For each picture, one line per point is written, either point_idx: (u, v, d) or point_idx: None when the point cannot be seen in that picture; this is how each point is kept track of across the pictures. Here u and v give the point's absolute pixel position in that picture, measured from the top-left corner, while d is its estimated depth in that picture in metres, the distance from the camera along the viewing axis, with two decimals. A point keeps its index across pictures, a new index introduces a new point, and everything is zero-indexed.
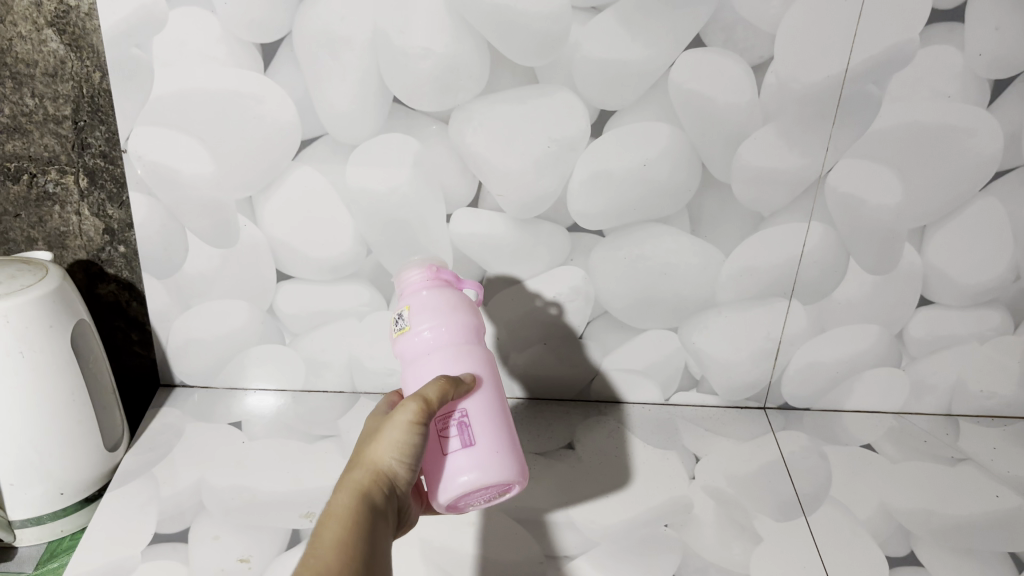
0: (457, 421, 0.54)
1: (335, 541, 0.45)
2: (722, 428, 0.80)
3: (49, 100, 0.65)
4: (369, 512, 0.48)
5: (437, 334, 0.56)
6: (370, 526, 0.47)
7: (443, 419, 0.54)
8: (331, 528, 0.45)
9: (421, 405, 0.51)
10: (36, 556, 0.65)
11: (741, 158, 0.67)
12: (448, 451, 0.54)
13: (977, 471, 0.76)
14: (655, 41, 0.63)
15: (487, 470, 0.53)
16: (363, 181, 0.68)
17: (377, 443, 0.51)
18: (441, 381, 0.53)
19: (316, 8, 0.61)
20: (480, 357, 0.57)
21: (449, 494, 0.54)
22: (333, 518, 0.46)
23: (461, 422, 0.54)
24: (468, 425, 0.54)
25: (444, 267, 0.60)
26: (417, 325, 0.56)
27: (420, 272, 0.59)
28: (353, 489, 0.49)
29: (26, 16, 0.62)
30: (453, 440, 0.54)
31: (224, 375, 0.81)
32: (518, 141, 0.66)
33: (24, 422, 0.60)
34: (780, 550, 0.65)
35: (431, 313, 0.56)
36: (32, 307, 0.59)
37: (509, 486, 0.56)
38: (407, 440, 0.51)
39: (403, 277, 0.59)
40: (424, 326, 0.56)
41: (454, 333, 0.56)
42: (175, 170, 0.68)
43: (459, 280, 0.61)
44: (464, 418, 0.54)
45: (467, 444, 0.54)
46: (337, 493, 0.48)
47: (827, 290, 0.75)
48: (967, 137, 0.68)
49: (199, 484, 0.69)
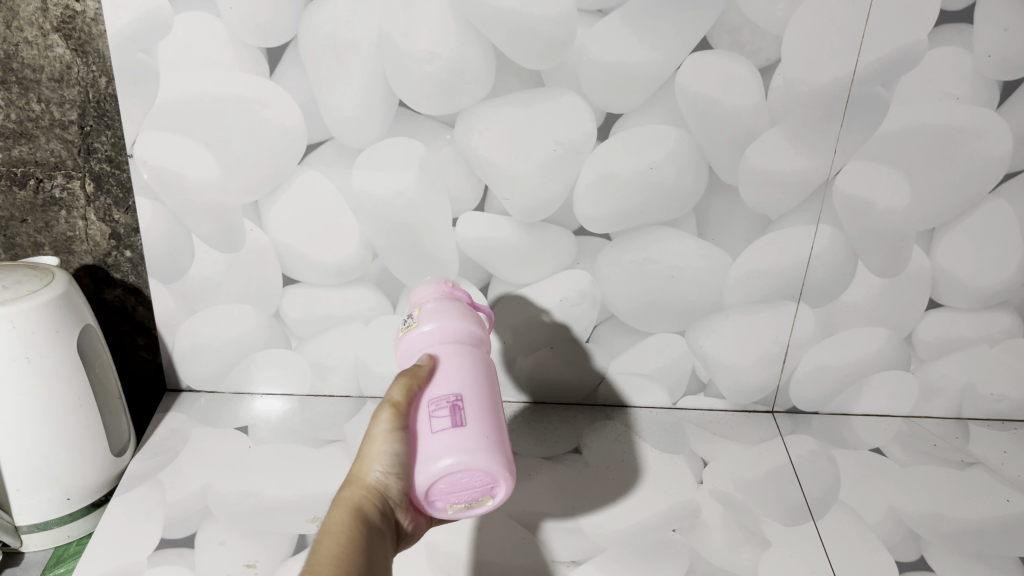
0: (449, 401, 0.52)
1: (331, 558, 0.44)
2: (729, 432, 0.80)
3: (55, 105, 0.65)
4: (363, 529, 0.48)
5: (438, 333, 0.56)
6: (365, 541, 0.47)
7: (434, 400, 0.52)
8: (326, 547, 0.45)
9: (393, 411, 0.52)
10: (42, 561, 0.65)
11: (749, 161, 0.67)
12: (433, 430, 0.51)
13: (987, 475, 0.75)
14: (661, 43, 0.62)
15: (472, 452, 0.49)
16: (369, 186, 0.68)
17: (363, 460, 0.51)
18: (404, 377, 0.53)
19: (322, 13, 0.61)
20: (479, 360, 0.56)
21: (425, 477, 0.50)
22: (328, 538, 0.46)
23: (453, 405, 0.52)
24: (461, 408, 0.52)
25: (450, 283, 0.62)
26: (424, 322, 0.57)
27: (435, 287, 0.61)
28: (345, 507, 0.49)
29: (32, 21, 0.62)
30: (440, 420, 0.51)
31: (231, 380, 0.81)
32: (524, 145, 0.66)
33: (32, 426, 0.61)
34: (789, 555, 0.64)
35: (438, 314, 0.57)
36: (38, 312, 0.59)
37: (493, 482, 0.51)
38: (390, 451, 0.51)
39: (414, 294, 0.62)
40: (425, 326, 0.57)
41: (451, 331, 0.56)
42: (181, 175, 0.68)
43: (474, 301, 0.62)
44: (455, 397, 0.52)
45: (455, 424, 0.51)
46: (330, 514, 0.48)
47: (835, 293, 0.74)
48: (976, 139, 0.67)
49: (205, 489, 0.69)
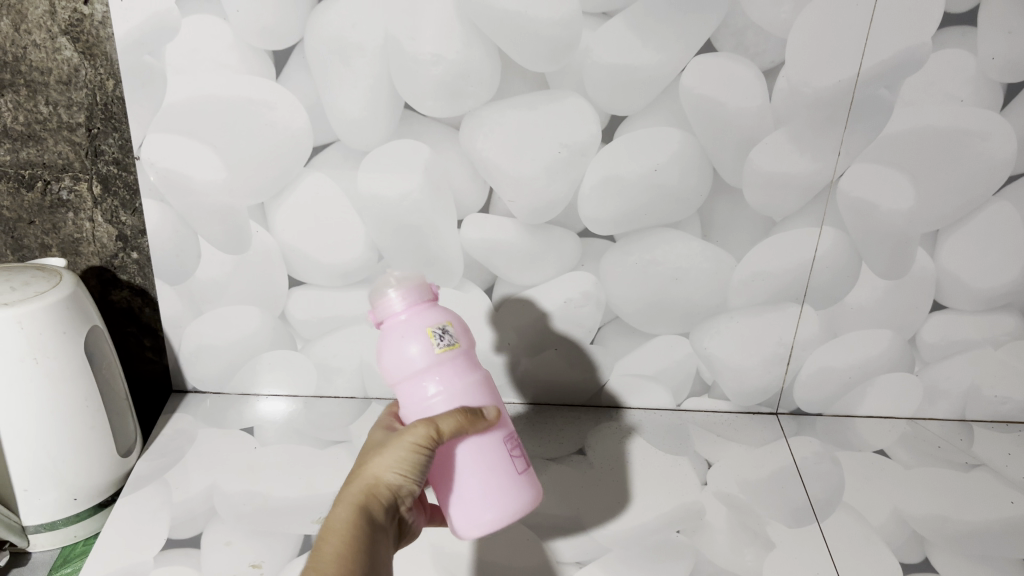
0: (513, 447, 0.54)
1: (334, 557, 0.45)
2: (733, 434, 0.80)
3: (63, 108, 0.66)
4: (368, 528, 0.48)
5: (463, 362, 0.54)
6: (370, 542, 0.47)
7: (504, 440, 0.54)
8: (331, 544, 0.46)
9: (431, 434, 0.49)
10: (49, 561, 0.65)
11: (753, 163, 0.67)
12: (518, 474, 0.54)
13: (991, 477, 0.75)
14: (666, 46, 0.63)
15: (532, 502, 0.54)
16: (374, 187, 0.68)
17: (380, 458, 0.51)
18: (465, 411, 0.51)
19: (328, 16, 0.62)
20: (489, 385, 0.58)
21: (489, 523, 0.52)
22: (333, 533, 0.47)
23: (518, 446, 0.55)
24: (522, 449, 0.56)
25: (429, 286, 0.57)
26: (461, 346, 0.54)
27: (426, 289, 0.55)
28: (352, 503, 0.49)
29: (40, 24, 0.62)
30: (519, 462, 0.54)
31: (236, 381, 0.81)
32: (529, 147, 0.66)
33: (39, 426, 0.61)
34: (793, 557, 0.64)
35: (464, 335, 0.55)
36: (45, 314, 0.59)
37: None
38: (411, 459, 0.50)
39: (396, 299, 0.54)
40: (456, 354, 0.53)
41: (471, 359, 0.55)
42: (187, 177, 0.68)
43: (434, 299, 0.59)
44: (515, 443, 0.55)
45: (523, 474, 0.54)
46: (339, 507, 0.48)
47: (839, 295, 0.74)
48: (980, 142, 0.67)
49: (211, 489, 0.69)
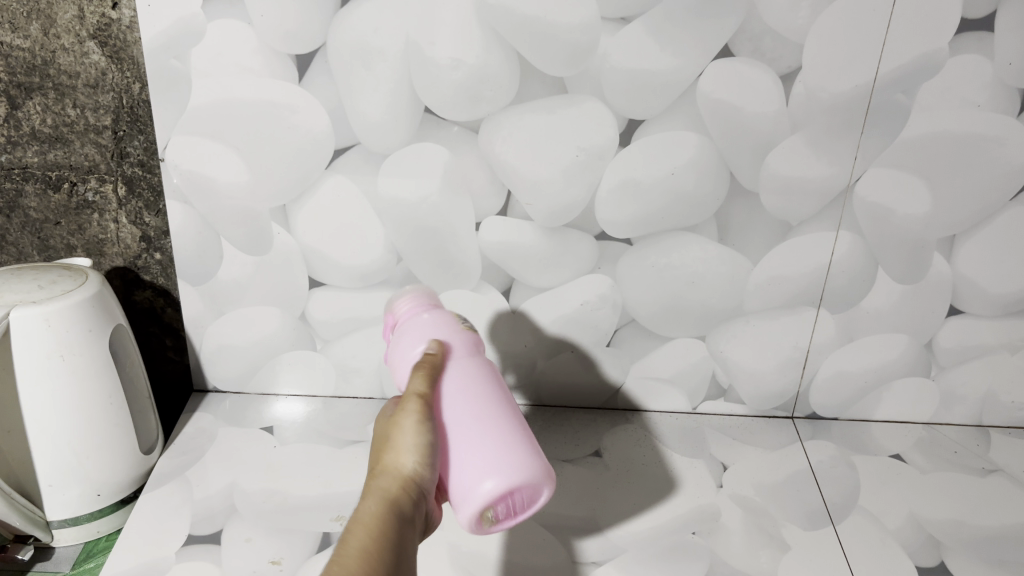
0: (514, 420, 0.53)
1: (361, 548, 0.42)
2: (749, 438, 0.80)
3: (90, 111, 0.67)
4: (397, 523, 0.45)
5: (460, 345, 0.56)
6: (398, 535, 0.44)
7: (504, 412, 0.53)
8: (357, 537, 0.43)
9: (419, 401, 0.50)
10: (72, 556, 0.66)
11: (769, 166, 0.68)
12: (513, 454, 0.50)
13: (1009, 482, 0.75)
14: (683, 51, 0.63)
15: (520, 473, 0.49)
16: (394, 190, 0.69)
17: (394, 451, 0.49)
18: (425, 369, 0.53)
19: (351, 20, 0.62)
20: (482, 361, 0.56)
21: (487, 494, 0.48)
22: (359, 528, 0.43)
23: (522, 422, 0.54)
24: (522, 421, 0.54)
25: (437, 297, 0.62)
26: (456, 330, 0.57)
27: (425, 294, 0.60)
28: (379, 498, 0.46)
29: (69, 29, 0.64)
30: (524, 440, 0.52)
31: (257, 381, 0.82)
32: (547, 151, 0.67)
33: (63, 424, 0.62)
34: (809, 559, 0.64)
35: (454, 321, 0.58)
36: (72, 311, 0.60)
37: (540, 499, 0.51)
38: (421, 441, 0.49)
39: (404, 304, 0.60)
40: (456, 337, 0.56)
41: (467, 344, 0.57)
42: (211, 179, 0.69)
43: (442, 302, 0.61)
44: (518, 413, 0.54)
45: (522, 444, 0.51)
46: (363, 503, 0.46)
47: (855, 299, 0.74)
48: (997, 146, 0.67)
49: (231, 488, 0.70)
